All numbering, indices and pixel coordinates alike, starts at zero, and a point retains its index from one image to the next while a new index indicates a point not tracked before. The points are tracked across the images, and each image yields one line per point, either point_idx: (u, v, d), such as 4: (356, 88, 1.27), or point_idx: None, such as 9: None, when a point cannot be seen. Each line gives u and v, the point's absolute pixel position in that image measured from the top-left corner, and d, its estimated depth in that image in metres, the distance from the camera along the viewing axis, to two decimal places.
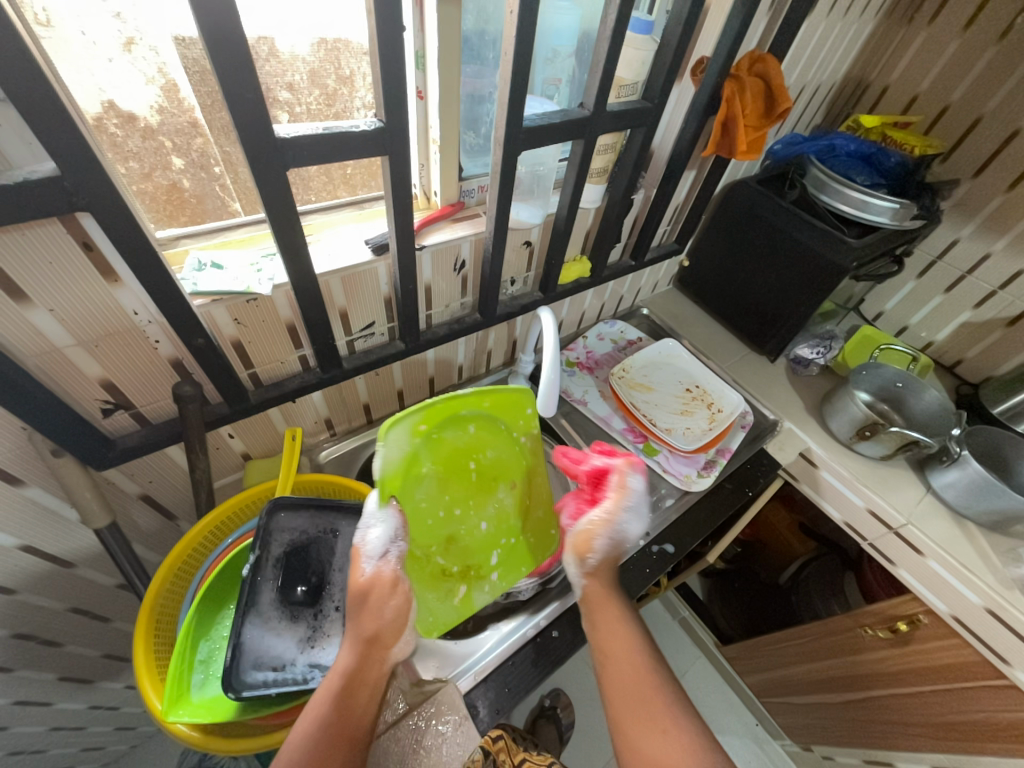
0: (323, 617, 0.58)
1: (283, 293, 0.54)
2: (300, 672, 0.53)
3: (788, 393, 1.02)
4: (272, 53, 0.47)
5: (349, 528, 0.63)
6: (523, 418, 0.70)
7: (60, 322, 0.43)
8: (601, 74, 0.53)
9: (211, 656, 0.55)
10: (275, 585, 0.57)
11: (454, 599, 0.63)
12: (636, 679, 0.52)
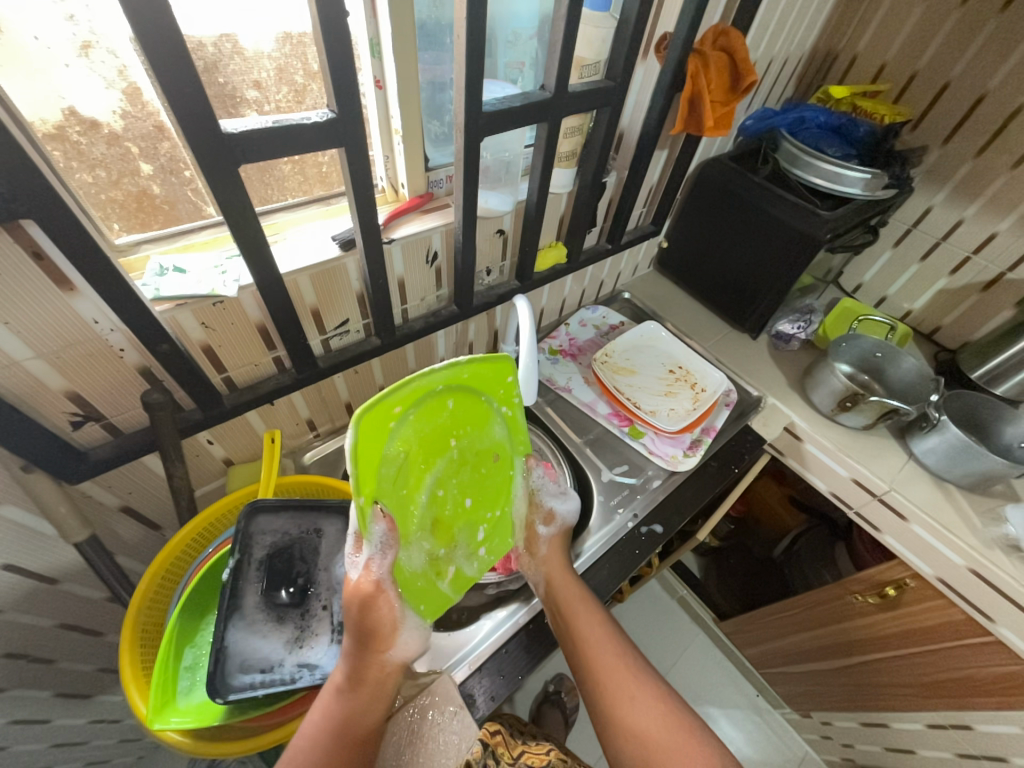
0: (311, 618, 0.58)
1: (250, 294, 0.53)
2: (288, 672, 0.53)
3: (770, 369, 1.02)
4: (236, 50, 0.46)
5: (333, 527, 0.63)
6: (504, 385, 0.57)
7: (18, 336, 0.42)
8: (560, 55, 0.52)
9: (197, 663, 0.55)
10: (259, 588, 0.57)
11: (443, 579, 0.57)
12: (614, 665, 0.60)
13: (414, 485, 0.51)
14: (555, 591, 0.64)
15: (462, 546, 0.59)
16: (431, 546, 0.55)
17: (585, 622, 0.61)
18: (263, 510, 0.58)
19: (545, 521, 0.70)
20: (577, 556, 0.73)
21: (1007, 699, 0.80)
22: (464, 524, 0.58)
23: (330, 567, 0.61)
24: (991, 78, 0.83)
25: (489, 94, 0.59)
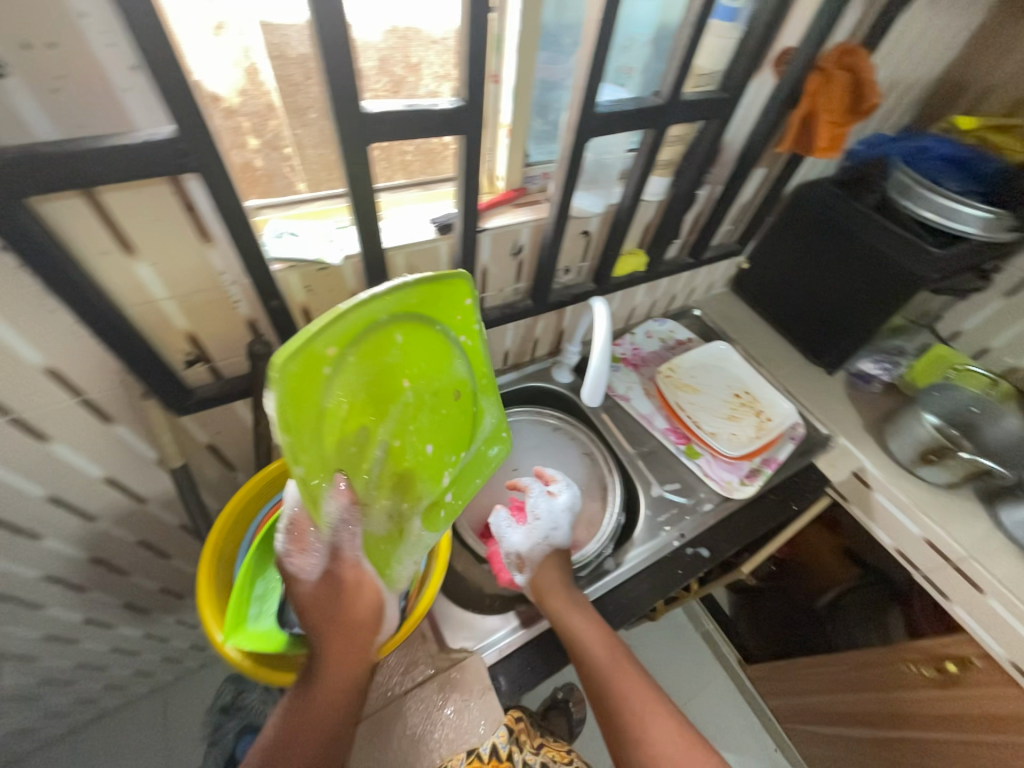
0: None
1: (352, 264, 0.57)
2: None
3: (845, 408, 0.96)
4: (347, 40, 0.49)
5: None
6: (462, 311, 0.50)
7: (159, 277, 0.47)
8: (681, 62, 0.52)
9: (267, 593, 0.58)
10: None
11: (415, 535, 0.53)
12: (632, 700, 0.56)
13: (356, 438, 0.45)
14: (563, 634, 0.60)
15: (425, 498, 0.54)
16: (393, 503, 0.50)
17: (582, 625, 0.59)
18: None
19: (517, 568, 0.66)
20: (616, 566, 0.72)
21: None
22: (425, 472, 0.53)
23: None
24: None
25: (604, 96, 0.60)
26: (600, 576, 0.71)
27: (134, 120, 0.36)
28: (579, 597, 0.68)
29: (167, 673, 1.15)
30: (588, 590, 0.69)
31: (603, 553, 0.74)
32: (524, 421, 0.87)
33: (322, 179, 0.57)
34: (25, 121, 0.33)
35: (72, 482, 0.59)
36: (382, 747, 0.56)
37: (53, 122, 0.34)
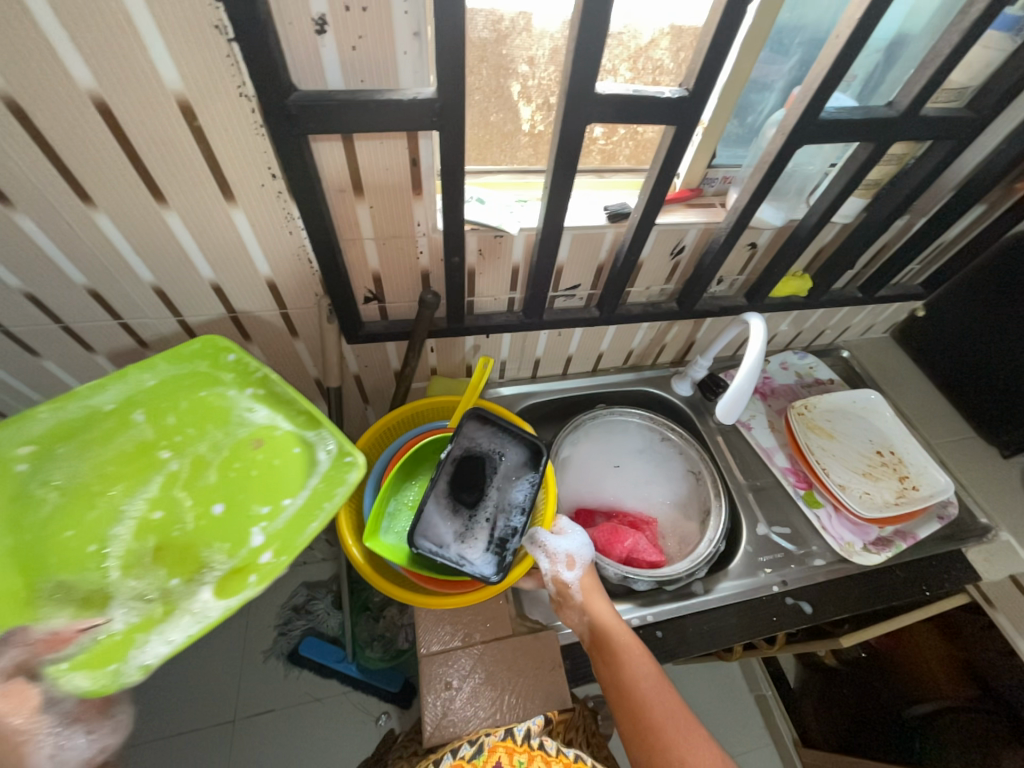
0: (478, 521, 0.59)
1: (524, 237, 0.60)
2: (453, 556, 0.56)
3: (1018, 502, 0.82)
4: (526, 27, 0.49)
5: (516, 455, 0.63)
6: (233, 370, 0.51)
7: (372, 219, 0.53)
8: (934, 73, 0.47)
9: (396, 513, 0.63)
10: (448, 479, 0.60)
11: (188, 608, 0.39)
12: (671, 722, 0.51)
13: (89, 524, 0.42)
14: (600, 636, 0.57)
15: (223, 568, 0.41)
16: (161, 579, 0.41)
17: (610, 619, 0.58)
18: (475, 417, 0.63)
19: (567, 566, 0.62)
20: (705, 591, 0.69)
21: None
22: (218, 537, 0.43)
23: (504, 488, 0.61)
24: None
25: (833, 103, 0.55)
26: (686, 597, 0.68)
27: (400, 81, 0.42)
28: (660, 611, 0.66)
29: None
30: (671, 607, 0.67)
31: (694, 576, 0.70)
32: (634, 423, 0.84)
33: (510, 153, 0.61)
34: (324, 72, 0.40)
35: None
36: (445, 682, 0.60)
37: (343, 74, 0.41)
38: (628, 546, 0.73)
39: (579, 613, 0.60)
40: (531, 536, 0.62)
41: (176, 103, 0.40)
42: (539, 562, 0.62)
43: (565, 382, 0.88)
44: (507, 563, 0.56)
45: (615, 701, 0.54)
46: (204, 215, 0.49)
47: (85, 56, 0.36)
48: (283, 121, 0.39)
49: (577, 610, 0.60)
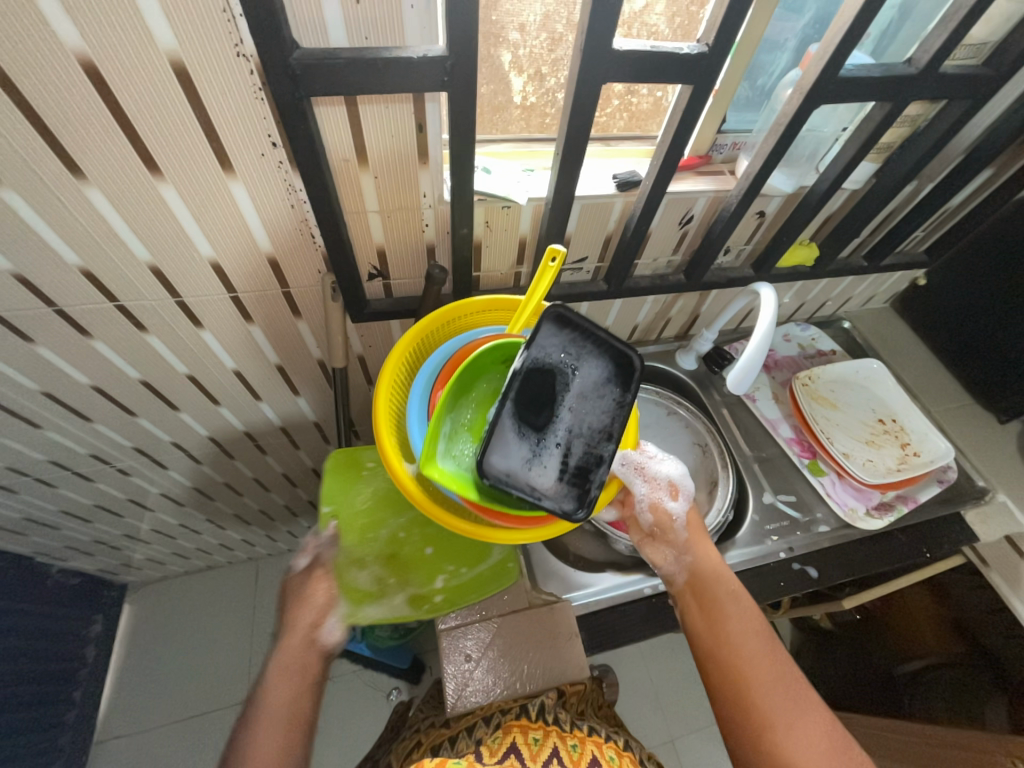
0: (556, 444, 0.47)
1: (532, 208, 0.58)
2: (529, 486, 0.45)
3: (1013, 465, 0.84)
4: None
5: (601, 370, 0.49)
6: None
7: (377, 191, 0.51)
8: (956, 26, 0.45)
9: (453, 434, 0.48)
10: (522, 391, 0.47)
11: (400, 600, 0.61)
12: (770, 673, 0.52)
13: (376, 519, 0.65)
14: (704, 580, 0.59)
15: (417, 584, 0.62)
16: (379, 572, 0.62)
17: (721, 564, 0.60)
18: (551, 318, 0.47)
19: (671, 496, 0.62)
20: None
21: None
22: (440, 560, 0.65)
23: (580, 409, 0.48)
24: None
25: (849, 62, 0.53)
26: None
27: (406, 37, 0.40)
28: None
29: (266, 544, 1.38)
30: None
31: None
32: (641, 397, 0.86)
33: (514, 122, 0.59)
34: (327, 30, 0.38)
35: (254, 361, 0.71)
36: (464, 653, 0.61)
37: (346, 31, 0.38)
38: None
39: (676, 549, 0.61)
40: (632, 463, 0.60)
41: (169, 64, 0.38)
42: (640, 486, 0.61)
43: None
44: (589, 499, 0.45)
45: (711, 643, 0.55)
46: (201, 187, 0.46)
47: (71, 12, 0.34)
48: (286, 82, 0.37)
49: (674, 545, 0.62)
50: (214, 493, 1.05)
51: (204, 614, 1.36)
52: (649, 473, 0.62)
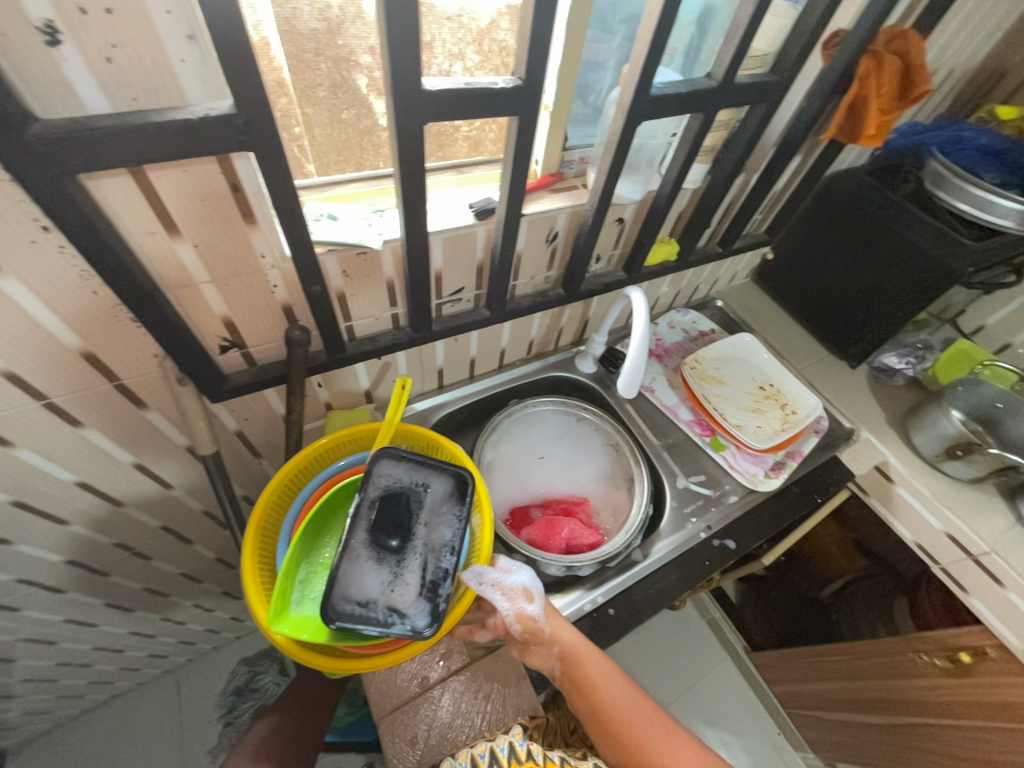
0: (411, 563, 0.49)
1: (390, 249, 0.55)
2: (382, 614, 0.46)
3: (870, 403, 0.96)
4: (359, 14, 0.44)
5: (443, 486, 0.54)
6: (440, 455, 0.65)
7: (201, 259, 0.45)
8: (738, 42, 0.50)
9: (309, 579, 0.50)
10: (368, 525, 0.50)
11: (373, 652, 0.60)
12: (649, 728, 0.56)
13: None
14: (573, 666, 0.56)
15: None
16: None
17: (579, 639, 0.57)
18: (385, 456, 0.54)
19: (528, 600, 0.56)
20: (644, 556, 0.72)
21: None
22: None
23: (433, 524, 0.52)
24: None
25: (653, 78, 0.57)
26: (629, 567, 0.70)
27: (187, 96, 0.35)
28: (609, 588, 0.68)
29: (183, 652, 1.21)
30: (619, 581, 0.69)
31: (632, 544, 0.72)
32: (549, 410, 0.85)
33: (358, 162, 0.56)
34: (79, 97, 0.32)
35: (100, 465, 0.60)
36: (412, 736, 0.56)
37: (105, 94, 0.33)
38: (568, 531, 0.74)
39: (549, 649, 0.56)
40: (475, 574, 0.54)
41: None
42: (498, 604, 0.55)
43: (474, 385, 0.86)
44: (441, 610, 0.47)
45: (595, 721, 0.56)
46: None
47: None
48: (35, 165, 0.31)
49: (545, 646, 0.56)
50: (94, 618, 0.88)
51: (119, 754, 1.15)
52: (505, 584, 0.56)
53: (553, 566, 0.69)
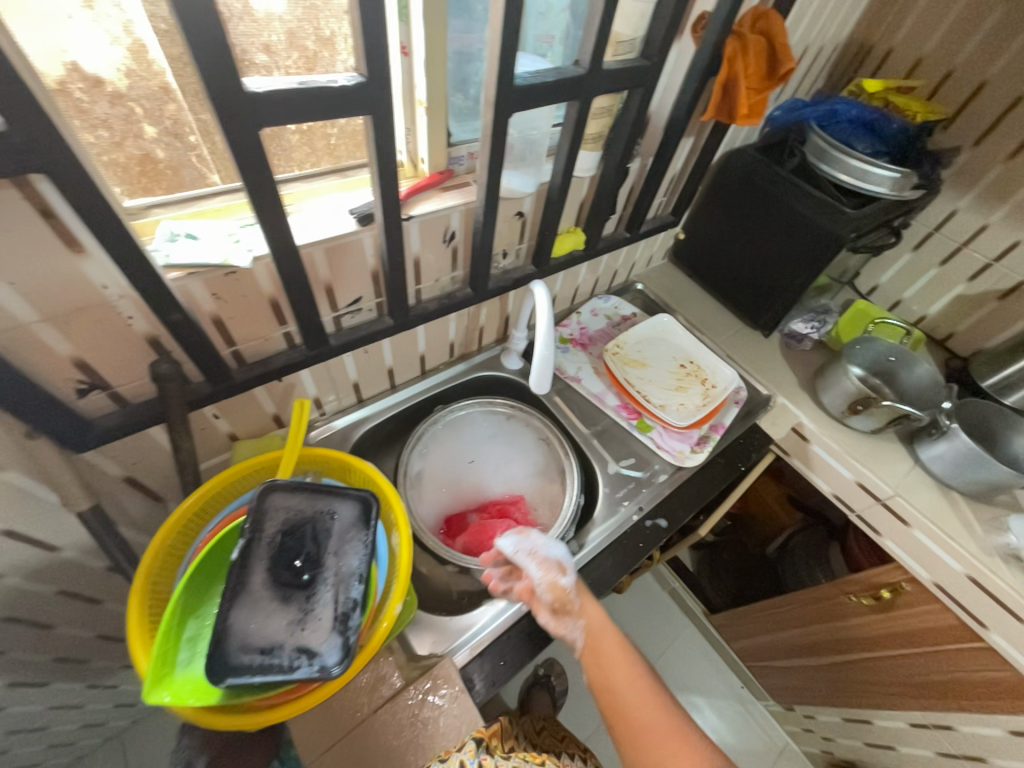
0: (319, 599, 0.47)
1: (264, 266, 0.51)
2: (287, 658, 0.43)
3: (783, 369, 1.01)
4: (246, 10, 0.40)
5: (349, 512, 0.52)
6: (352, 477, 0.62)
7: (24, 297, 0.40)
8: (598, 28, 0.49)
9: (200, 634, 0.45)
10: (267, 565, 0.47)
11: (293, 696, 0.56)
12: (665, 734, 0.53)
13: None
14: (596, 641, 0.59)
15: None
16: None
17: (604, 619, 0.61)
18: (280, 489, 0.51)
19: (561, 572, 0.61)
20: (580, 547, 0.72)
21: (1011, 703, 0.80)
22: None
23: (341, 553, 0.50)
24: None
25: (522, 67, 0.56)
26: None
27: None
28: None
29: (122, 717, 1.11)
30: None
31: (566, 538, 0.73)
32: (476, 412, 0.84)
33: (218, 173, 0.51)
34: None
35: None
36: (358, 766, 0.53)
37: None
38: (501, 534, 0.74)
39: (575, 621, 0.59)
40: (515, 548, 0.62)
41: None
42: (534, 570, 0.60)
43: (397, 396, 0.83)
44: (353, 643, 0.45)
45: (610, 705, 0.56)
46: None
47: None
48: None
49: (571, 618, 0.59)
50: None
51: None
52: (541, 556, 0.62)
53: (488, 570, 0.69)
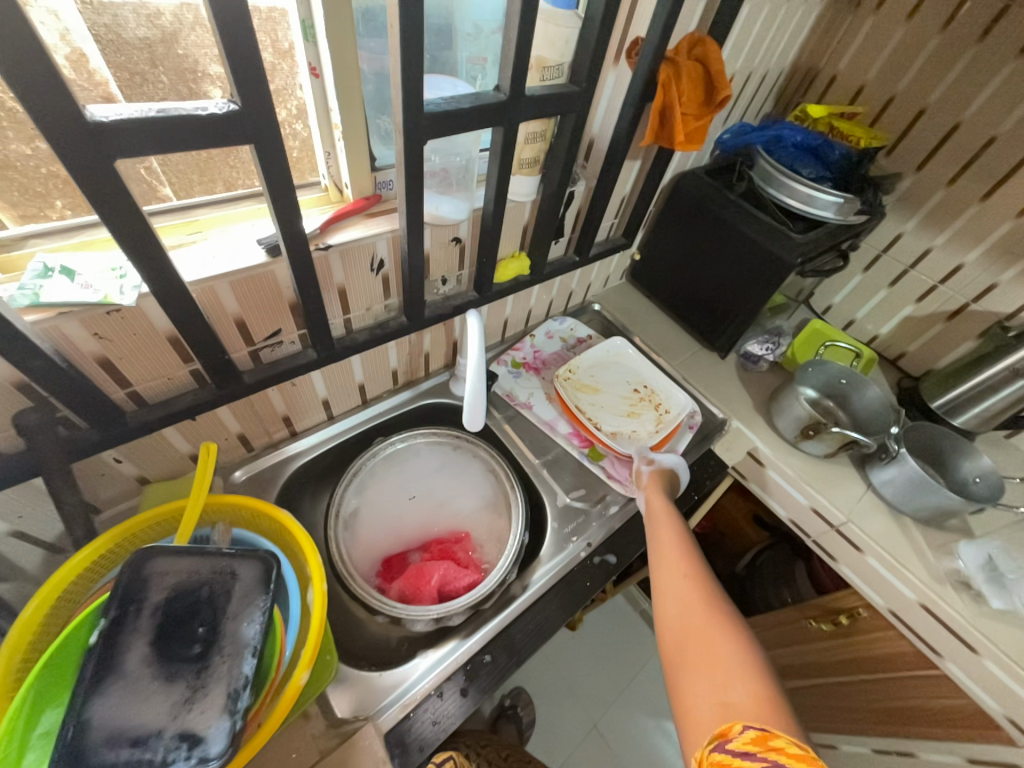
0: (207, 674, 0.42)
1: (156, 303, 0.47)
2: (161, 750, 0.38)
3: (739, 391, 1.00)
4: (198, 22, 0.40)
5: (249, 572, 0.47)
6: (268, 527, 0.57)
7: None
8: (515, 53, 0.47)
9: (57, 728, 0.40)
10: (150, 639, 0.43)
11: None
12: (686, 582, 0.57)
13: None
14: (652, 511, 0.70)
15: None
16: None
17: (664, 500, 0.70)
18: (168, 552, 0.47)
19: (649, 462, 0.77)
20: (524, 589, 0.68)
21: (967, 731, 0.78)
22: None
23: (237, 620, 0.45)
24: (966, 108, 0.81)
25: (439, 91, 0.53)
26: (507, 603, 0.67)
27: None
28: (484, 633, 0.63)
29: None
30: (495, 622, 0.64)
31: (508, 578, 0.69)
32: (419, 444, 0.80)
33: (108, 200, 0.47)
34: None
35: None
36: None
37: None
38: (438, 577, 0.70)
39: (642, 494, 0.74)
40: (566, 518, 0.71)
41: None
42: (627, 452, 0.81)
43: (334, 428, 0.78)
44: (240, 728, 0.40)
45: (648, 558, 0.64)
46: None
47: None
48: None
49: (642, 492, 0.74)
50: None
51: None
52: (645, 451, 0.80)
53: (422, 619, 0.64)
